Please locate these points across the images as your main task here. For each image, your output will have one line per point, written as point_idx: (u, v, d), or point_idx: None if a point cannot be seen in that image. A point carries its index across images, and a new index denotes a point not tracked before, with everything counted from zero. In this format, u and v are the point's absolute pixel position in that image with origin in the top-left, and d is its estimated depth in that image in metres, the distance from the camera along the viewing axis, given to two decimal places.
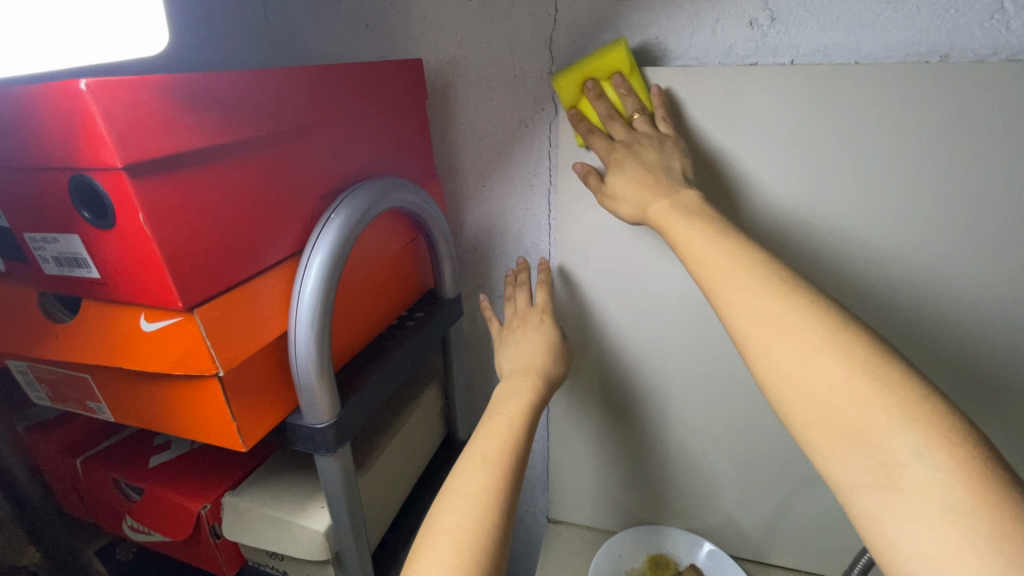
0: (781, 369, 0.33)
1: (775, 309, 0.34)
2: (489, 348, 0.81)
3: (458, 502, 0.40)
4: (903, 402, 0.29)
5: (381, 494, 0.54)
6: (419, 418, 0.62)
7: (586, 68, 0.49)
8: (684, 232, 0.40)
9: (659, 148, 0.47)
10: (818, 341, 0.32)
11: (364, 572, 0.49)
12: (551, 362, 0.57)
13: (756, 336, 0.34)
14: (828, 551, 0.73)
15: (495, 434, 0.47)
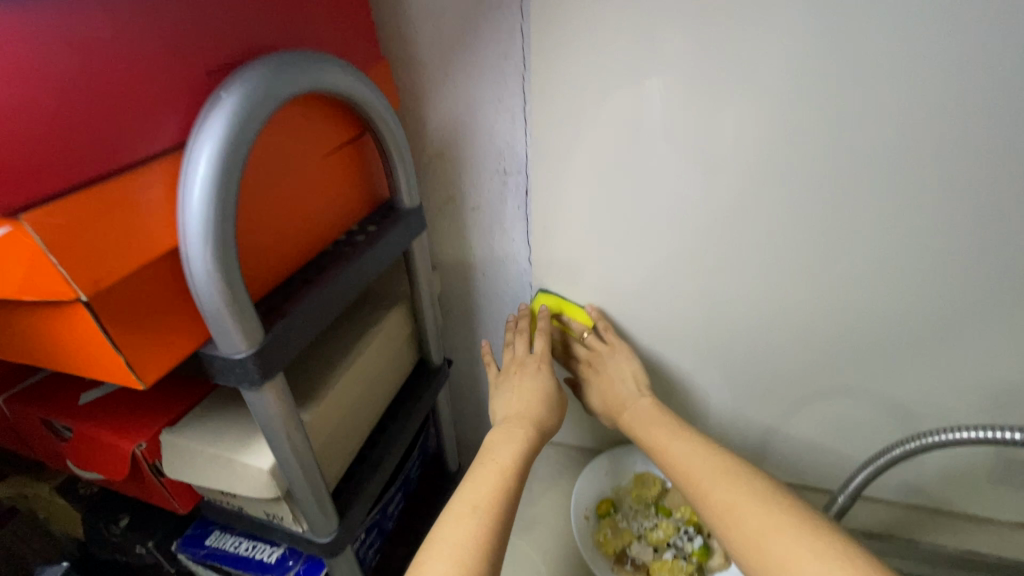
0: (740, 532, 0.41)
1: (710, 474, 0.46)
2: (467, 270, 0.74)
3: (445, 551, 0.41)
4: (844, 564, 0.36)
5: (339, 428, 0.51)
6: (380, 344, 0.57)
7: (546, 299, 0.63)
8: (665, 438, 0.53)
9: (611, 362, 0.62)
10: (765, 514, 0.41)
11: (321, 506, 0.46)
12: (548, 414, 0.58)
13: (723, 513, 0.43)
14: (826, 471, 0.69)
15: (484, 480, 0.48)
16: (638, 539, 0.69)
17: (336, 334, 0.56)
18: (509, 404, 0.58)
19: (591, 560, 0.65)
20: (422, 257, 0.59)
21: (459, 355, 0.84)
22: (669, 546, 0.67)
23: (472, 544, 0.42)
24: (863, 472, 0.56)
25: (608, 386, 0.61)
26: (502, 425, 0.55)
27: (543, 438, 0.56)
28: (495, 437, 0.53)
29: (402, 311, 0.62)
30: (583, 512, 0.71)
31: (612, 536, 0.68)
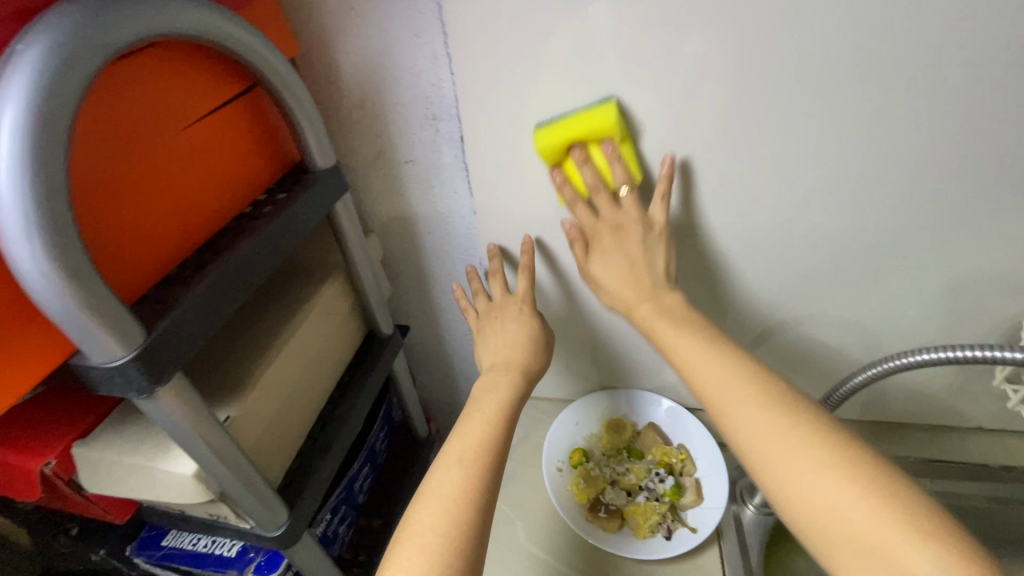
0: (797, 493, 0.37)
1: (761, 413, 0.41)
2: (414, 231, 0.69)
3: (433, 501, 0.44)
4: (919, 530, 0.33)
5: (275, 418, 0.47)
6: (314, 321, 0.53)
7: (567, 126, 0.48)
8: (699, 347, 0.46)
9: (641, 235, 0.51)
10: (825, 469, 0.37)
11: (262, 503, 0.43)
12: (535, 357, 0.59)
13: (763, 448, 0.39)
14: (791, 391, 0.72)
15: (469, 432, 0.50)
16: (612, 485, 0.68)
17: (261, 316, 0.51)
18: (495, 349, 0.60)
19: (565, 512, 0.65)
20: (351, 223, 0.54)
21: (419, 320, 0.81)
22: (642, 489, 0.67)
23: (457, 501, 0.44)
24: (827, 400, 0.56)
25: (614, 262, 0.52)
26: (487, 373, 0.57)
27: (531, 382, 0.58)
28: (483, 387, 0.56)
29: (338, 283, 0.57)
30: (555, 464, 0.70)
31: (586, 485, 0.68)
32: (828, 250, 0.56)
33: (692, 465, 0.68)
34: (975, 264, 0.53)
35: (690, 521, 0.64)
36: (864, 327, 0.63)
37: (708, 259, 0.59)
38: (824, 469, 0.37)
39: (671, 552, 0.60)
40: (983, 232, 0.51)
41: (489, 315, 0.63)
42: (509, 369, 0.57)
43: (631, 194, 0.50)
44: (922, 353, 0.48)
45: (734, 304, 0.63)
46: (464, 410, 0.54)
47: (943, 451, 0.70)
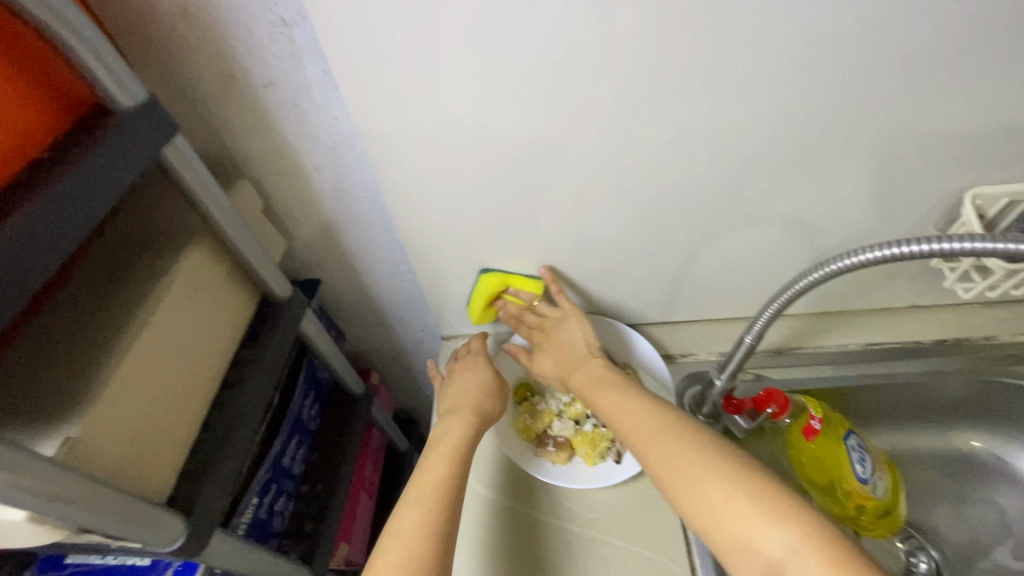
0: (688, 496, 0.43)
1: (609, 385, 0.56)
2: (301, 170, 0.58)
3: (393, 548, 0.44)
4: (774, 514, 0.40)
5: (142, 427, 0.40)
6: (177, 302, 0.44)
7: (479, 293, 0.68)
8: (611, 399, 0.54)
9: (561, 321, 0.66)
10: (703, 478, 0.43)
11: (137, 525, 0.37)
12: (487, 400, 0.58)
13: (669, 472, 0.45)
14: (733, 294, 0.71)
15: (428, 476, 0.50)
16: (559, 417, 0.65)
17: (105, 309, 0.42)
18: (453, 396, 0.59)
19: (511, 453, 0.62)
20: (195, 176, 0.43)
21: (335, 271, 0.72)
22: (588, 418, 0.64)
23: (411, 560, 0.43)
24: (770, 307, 0.52)
25: (561, 345, 0.64)
26: (443, 416, 0.57)
27: (487, 421, 0.57)
28: (438, 432, 0.55)
29: (204, 246, 0.47)
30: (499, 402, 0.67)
31: (532, 421, 0.64)
32: (770, 144, 0.50)
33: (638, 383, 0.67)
34: (915, 140, 0.50)
35: None
36: (805, 221, 0.59)
37: (639, 169, 0.52)
38: (684, 454, 0.45)
39: (620, 476, 0.59)
40: (925, 107, 0.47)
41: (450, 369, 0.64)
42: (465, 413, 0.56)
43: (541, 302, 0.68)
44: (868, 252, 0.44)
45: (672, 214, 0.58)
46: (426, 448, 0.54)
47: (880, 333, 0.71)
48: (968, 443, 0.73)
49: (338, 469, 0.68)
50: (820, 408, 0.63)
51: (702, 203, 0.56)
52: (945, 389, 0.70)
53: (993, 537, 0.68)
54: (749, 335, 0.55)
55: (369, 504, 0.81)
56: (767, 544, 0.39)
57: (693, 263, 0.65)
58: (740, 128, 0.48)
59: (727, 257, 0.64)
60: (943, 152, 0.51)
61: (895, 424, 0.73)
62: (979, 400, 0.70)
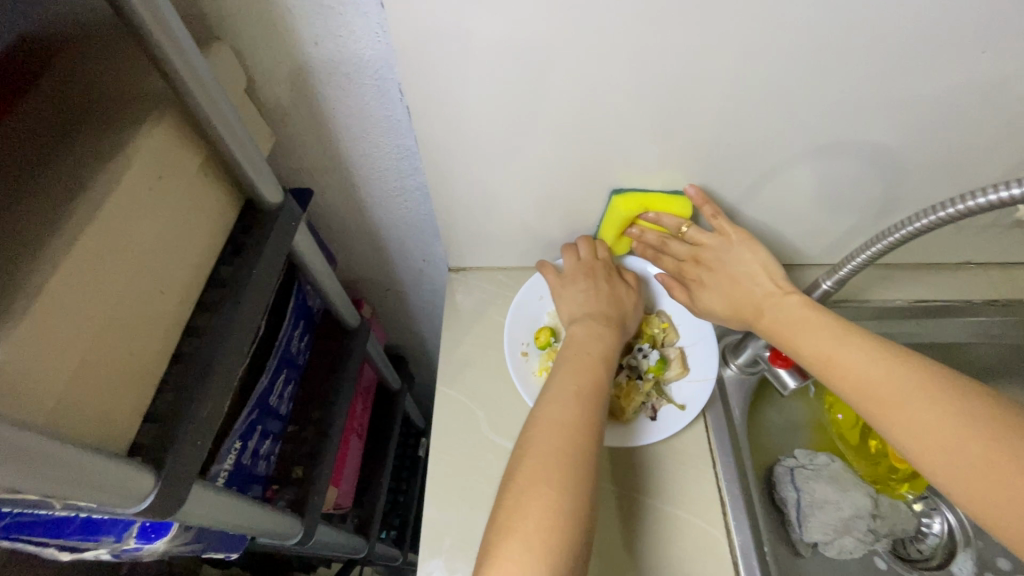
0: (960, 470, 0.38)
1: (828, 330, 0.47)
2: (296, 44, 0.46)
3: (533, 509, 0.39)
4: None
5: (91, 358, 0.30)
6: (136, 199, 0.33)
7: (612, 218, 0.59)
8: (828, 344, 0.46)
9: (727, 252, 0.56)
10: (980, 454, 0.37)
11: (91, 487, 0.28)
12: (622, 313, 0.58)
13: (920, 441, 0.40)
14: (778, 237, 0.64)
15: (575, 390, 0.47)
16: None
17: (29, 198, 0.31)
18: (588, 300, 0.58)
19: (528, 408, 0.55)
20: (158, 18, 0.30)
21: (330, 183, 0.61)
22: (621, 368, 0.58)
23: (571, 465, 0.42)
24: (863, 253, 0.46)
25: (727, 279, 0.55)
26: (584, 322, 0.55)
27: (625, 330, 0.57)
28: (580, 338, 0.54)
29: (171, 124, 0.35)
30: (520, 347, 0.60)
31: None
32: (888, 40, 0.42)
33: (674, 334, 0.61)
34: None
35: (675, 396, 0.57)
36: (888, 150, 0.52)
37: (716, 71, 0.44)
38: (955, 420, 0.39)
39: (659, 433, 0.55)
40: None
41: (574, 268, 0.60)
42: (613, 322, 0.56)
43: (693, 229, 0.57)
44: (997, 192, 0.37)
45: (741, 134, 0.50)
46: (547, 390, 0.48)
47: (929, 291, 0.66)
48: None
49: (330, 409, 0.60)
50: None
51: (784, 117, 0.48)
52: (983, 354, 0.66)
53: None
54: (829, 282, 0.49)
55: (358, 446, 0.74)
56: None
57: (750, 198, 0.58)
58: (857, 17, 0.40)
59: (790, 191, 0.57)
60: None
61: None
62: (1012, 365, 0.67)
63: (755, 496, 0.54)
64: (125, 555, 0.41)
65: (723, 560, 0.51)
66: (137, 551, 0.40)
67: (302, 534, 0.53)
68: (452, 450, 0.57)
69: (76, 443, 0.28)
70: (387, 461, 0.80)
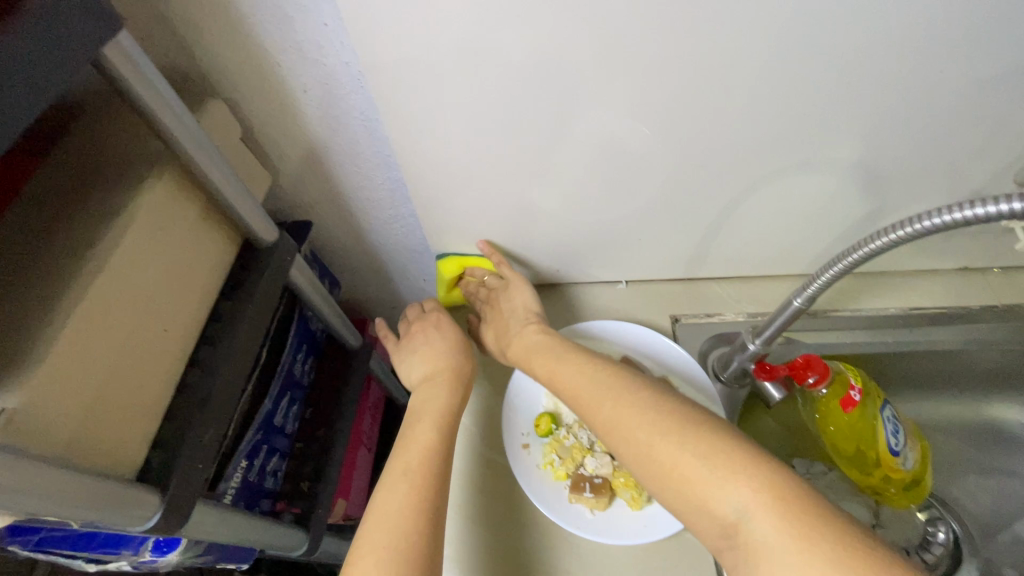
0: (674, 488, 0.38)
1: (668, 438, 0.40)
2: (286, 93, 0.50)
3: (370, 558, 0.41)
4: (790, 512, 0.34)
5: (100, 395, 0.34)
6: (143, 249, 0.37)
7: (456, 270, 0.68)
8: (582, 380, 0.48)
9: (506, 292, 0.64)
10: (681, 467, 0.38)
11: (102, 509, 0.32)
12: (467, 359, 0.58)
13: (642, 455, 0.40)
14: (764, 250, 0.66)
15: (417, 441, 0.50)
16: (591, 450, 0.57)
17: (48, 257, 0.35)
18: (423, 362, 0.59)
19: (514, 464, 0.56)
20: (153, 92, 0.34)
21: (329, 214, 0.65)
22: None
23: (410, 514, 0.44)
24: (829, 271, 0.45)
25: (517, 339, 0.58)
26: (421, 384, 0.56)
27: (467, 381, 0.57)
28: (419, 400, 0.55)
29: (170, 178, 0.39)
30: (520, 440, 0.58)
31: (560, 463, 0.56)
32: (843, 65, 0.43)
33: None
34: (984, 74, 0.44)
35: None
36: (861, 166, 0.53)
37: (670, 104, 0.46)
38: (667, 441, 0.40)
39: (677, 520, 0.51)
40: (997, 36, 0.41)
41: (411, 331, 0.63)
42: (444, 375, 0.56)
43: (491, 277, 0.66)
44: (918, 223, 0.37)
45: (706, 158, 0.52)
46: (403, 428, 0.52)
47: (922, 297, 0.65)
48: (1001, 414, 0.68)
49: (335, 427, 0.64)
50: (859, 377, 0.58)
51: (747, 143, 0.50)
52: (984, 357, 0.65)
53: (1019, 507, 0.65)
54: (799, 298, 0.49)
55: (367, 460, 0.77)
56: (720, 507, 0.36)
57: (730, 215, 0.59)
58: (804, 52, 0.42)
59: (767, 207, 0.58)
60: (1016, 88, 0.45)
61: (928, 393, 0.68)
62: (1020, 368, 0.65)
63: None
64: (144, 567, 0.46)
65: (709, 571, 0.51)
66: (154, 562, 0.45)
67: (308, 545, 0.56)
68: None
69: (88, 468, 0.32)
70: None
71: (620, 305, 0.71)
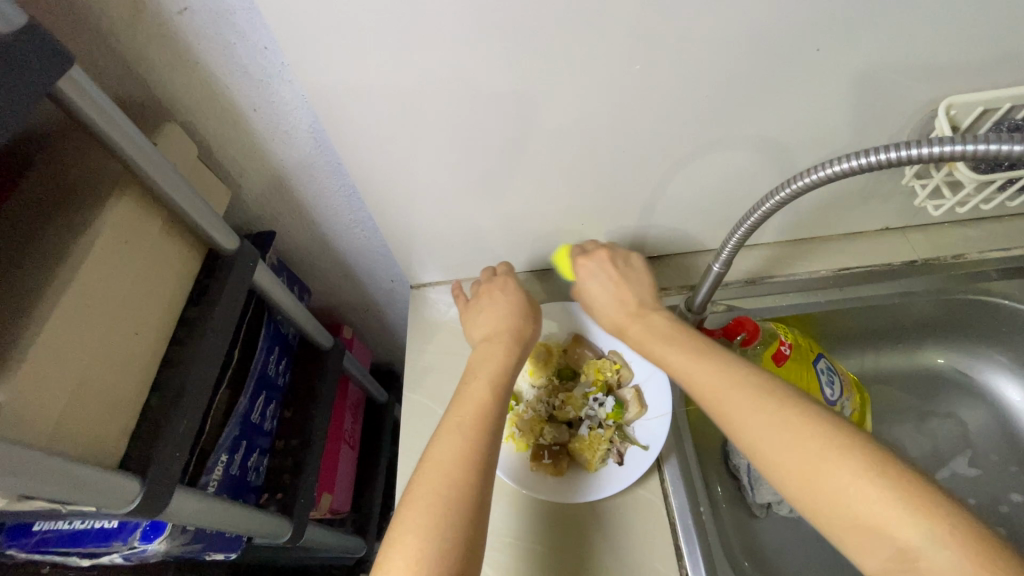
0: (837, 507, 0.38)
1: (837, 465, 0.38)
2: (236, 112, 0.54)
3: (419, 504, 0.44)
4: (961, 539, 0.34)
5: (78, 394, 0.38)
6: (108, 262, 0.41)
7: None
8: (724, 384, 0.46)
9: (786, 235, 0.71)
10: (846, 485, 0.38)
11: (92, 491, 0.36)
12: (525, 324, 0.61)
13: (802, 473, 0.39)
14: (701, 226, 0.70)
15: (469, 398, 0.52)
16: (549, 421, 0.61)
17: (19, 275, 0.38)
18: (486, 322, 0.62)
19: None
20: (109, 120, 0.38)
21: (292, 223, 0.69)
22: (583, 420, 0.61)
23: (459, 466, 0.46)
24: (735, 235, 0.51)
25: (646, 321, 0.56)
26: (482, 344, 0.59)
27: (523, 344, 0.59)
28: (479, 358, 0.57)
29: (132, 196, 0.43)
30: None
31: (522, 433, 0.59)
32: (736, 51, 0.47)
33: (628, 372, 0.62)
34: (862, 54, 0.49)
35: (637, 437, 0.59)
36: (772, 143, 0.58)
37: (587, 99, 0.50)
38: (832, 458, 0.39)
39: (626, 477, 0.56)
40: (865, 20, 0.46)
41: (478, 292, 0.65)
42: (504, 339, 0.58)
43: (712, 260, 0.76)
44: (810, 175, 0.43)
45: (630, 145, 0.56)
46: (460, 381, 0.55)
47: (849, 258, 0.71)
48: (933, 360, 0.74)
49: (312, 424, 0.68)
50: (788, 334, 0.63)
51: (663, 128, 0.55)
52: (909, 311, 0.70)
53: (954, 445, 0.71)
54: (717, 264, 0.54)
55: (350, 455, 0.81)
56: (896, 530, 0.35)
57: (661, 195, 0.64)
58: (698, 44, 0.46)
59: (695, 185, 0.63)
60: (894, 64, 0.50)
61: (865, 347, 0.73)
62: (944, 317, 0.71)
63: (692, 464, 0.59)
64: (135, 557, 0.49)
65: (662, 521, 0.56)
66: (144, 552, 0.48)
67: (293, 533, 0.60)
68: (420, 447, 0.64)
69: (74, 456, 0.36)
70: (380, 467, 0.87)
71: None
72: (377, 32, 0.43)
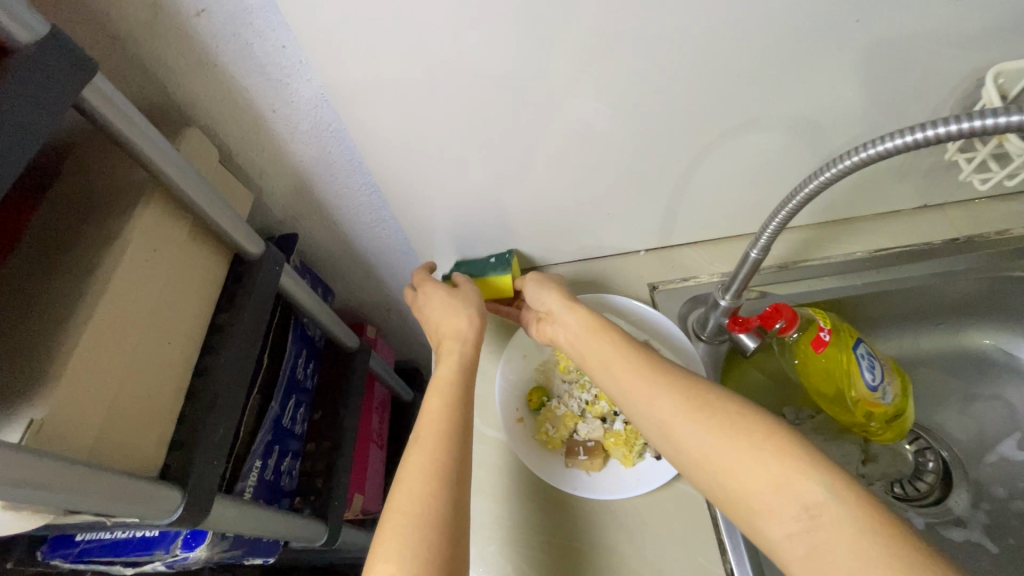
0: (738, 480, 0.39)
1: (729, 442, 0.40)
2: (257, 114, 0.53)
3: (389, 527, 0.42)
4: (861, 505, 0.35)
5: (114, 407, 0.37)
6: (138, 271, 0.40)
7: None
8: (631, 377, 0.48)
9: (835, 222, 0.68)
10: (743, 455, 0.39)
11: (131, 504, 0.35)
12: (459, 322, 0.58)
13: (711, 457, 0.41)
14: (730, 211, 0.68)
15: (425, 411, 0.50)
16: (583, 417, 0.60)
17: (53, 288, 0.38)
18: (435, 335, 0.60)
19: (512, 437, 0.58)
20: (133, 128, 0.38)
21: (314, 224, 0.68)
22: (617, 415, 0.59)
23: (418, 481, 0.44)
24: (774, 220, 0.48)
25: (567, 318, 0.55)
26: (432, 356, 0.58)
27: (465, 344, 0.57)
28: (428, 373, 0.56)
29: (157, 204, 0.42)
30: (514, 414, 0.61)
31: (554, 431, 0.59)
32: (769, 27, 0.45)
33: None
34: (904, 23, 0.46)
35: None
36: (806, 122, 0.56)
37: (612, 84, 0.49)
38: (726, 435, 0.40)
39: (665, 471, 0.55)
40: None
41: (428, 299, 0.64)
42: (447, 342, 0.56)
43: None
44: (853, 156, 0.40)
45: (656, 130, 0.54)
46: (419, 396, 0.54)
47: (886, 238, 0.68)
48: (978, 342, 0.71)
49: (342, 425, 0.67)
50: (827, 319, 0.61)
51: (691, 112, 0.53)
52: (950, 292, 0.67)
53: (1002, 428, 0.68)
54: (755, 250, 0.52)
55: (379, 455, 0.81)
56: (801, 495, 0.36)
57: (689, 180, 0.62)
58: (729, 22, 0.44)
59: (724, 169, 0.61)
60: (938, 32, 0.47)
61: (904, 330, 0.71)
62: (990, 296, 0.68)
63: None
64: (177, 564, 0.49)
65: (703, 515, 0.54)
66: (186, 561, 0.48)
67: (328, 536, 0.60)
68: None
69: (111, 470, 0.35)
70: None
71: (602, 278, 0.74)
72: (395, 24, 0.42)
